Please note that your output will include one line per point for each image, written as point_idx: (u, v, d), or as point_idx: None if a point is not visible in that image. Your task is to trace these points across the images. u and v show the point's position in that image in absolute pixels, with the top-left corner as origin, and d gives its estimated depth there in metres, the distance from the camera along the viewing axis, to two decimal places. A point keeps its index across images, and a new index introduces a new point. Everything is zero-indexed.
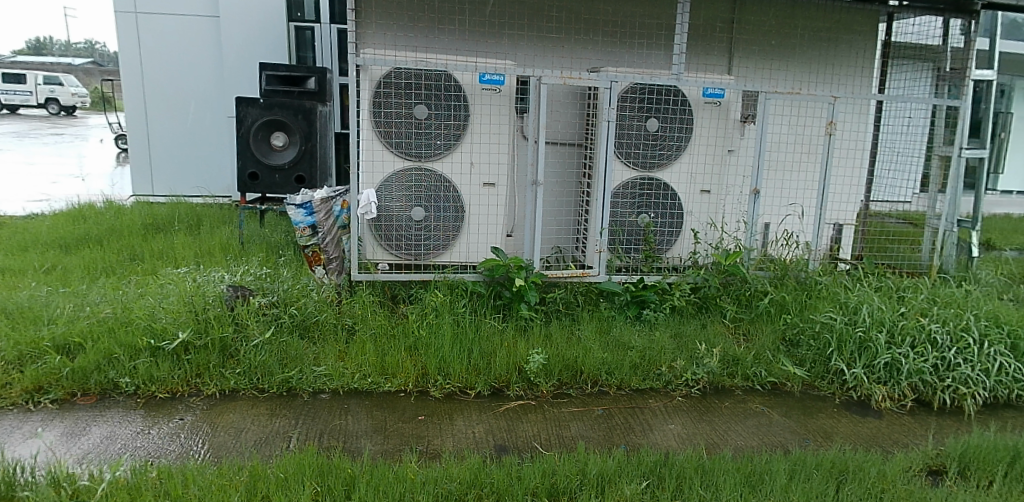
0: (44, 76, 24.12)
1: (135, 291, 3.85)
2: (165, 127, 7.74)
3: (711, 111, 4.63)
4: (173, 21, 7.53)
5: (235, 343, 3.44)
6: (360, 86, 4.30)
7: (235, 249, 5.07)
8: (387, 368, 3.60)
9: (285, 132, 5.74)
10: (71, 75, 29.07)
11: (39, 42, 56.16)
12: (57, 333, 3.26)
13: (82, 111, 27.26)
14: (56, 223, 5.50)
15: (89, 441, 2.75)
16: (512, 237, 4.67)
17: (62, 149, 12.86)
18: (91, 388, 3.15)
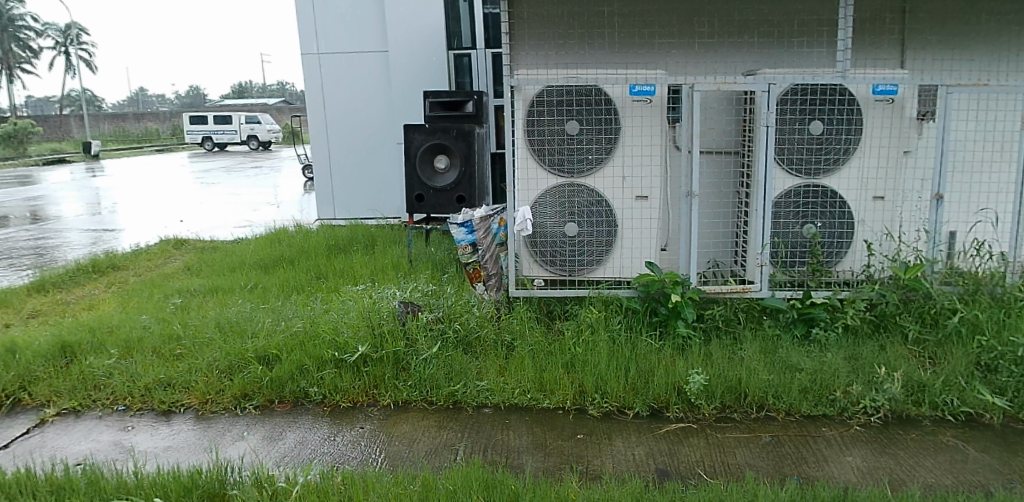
0: (247, 116, 27.33)
1: (321, 307, 4.23)
2: (340, 153, 8.44)
3: (882, 110, 4.22)
4: (344, 54, 8.22)
5: (407, 356, 3.66)
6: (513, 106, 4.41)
7: (404, 267, 5.41)
8: (545, 385, 3.65)
9: (446, 155, 6.07)
10: (269, 114, 32.71)
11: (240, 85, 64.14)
12: (259, 345, 3.61)
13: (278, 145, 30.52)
14: (258, 246, 6.18)
15: (285, 445, 2.94)
16: (667, 251, 4.57)
17: (263, 180, 14.48)
18: (287, 396, 3.41)
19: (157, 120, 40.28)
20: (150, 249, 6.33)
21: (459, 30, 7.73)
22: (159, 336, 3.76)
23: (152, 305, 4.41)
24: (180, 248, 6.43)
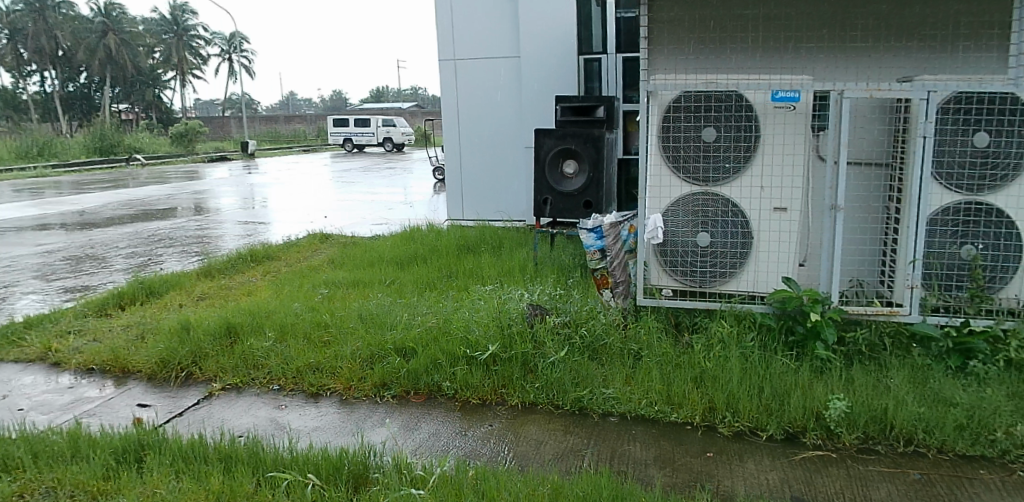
0: (383, 119, 28.79)
1: (453, 305, 4.38)
2: (471, 156, 8.69)
3: None
4: (478, 60, 8.46)
5: (534, 358, 3.67)
6: (649, 112, 4.32)
7: (531, 270, 5.47)
8: (673, 398, 3.54)
9: (575, 160, 6.05)
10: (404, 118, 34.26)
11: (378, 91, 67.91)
12: (397, 338, 3.78)
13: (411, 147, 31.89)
14: (394, 243, 6.49)
15: (421, 435, 3.06)
16: (805, 267, 4.27)
17: (398, 181, 15.18)
18: (421, 388, 3.53)
19: (305, 122, 43.41)
20: (298, 242, 6.81)
21: (590, 35, 7.65)
22: (307, 323, 4.04)
23: (301, 294, 4.76)
24: (324, 242, 6.88)
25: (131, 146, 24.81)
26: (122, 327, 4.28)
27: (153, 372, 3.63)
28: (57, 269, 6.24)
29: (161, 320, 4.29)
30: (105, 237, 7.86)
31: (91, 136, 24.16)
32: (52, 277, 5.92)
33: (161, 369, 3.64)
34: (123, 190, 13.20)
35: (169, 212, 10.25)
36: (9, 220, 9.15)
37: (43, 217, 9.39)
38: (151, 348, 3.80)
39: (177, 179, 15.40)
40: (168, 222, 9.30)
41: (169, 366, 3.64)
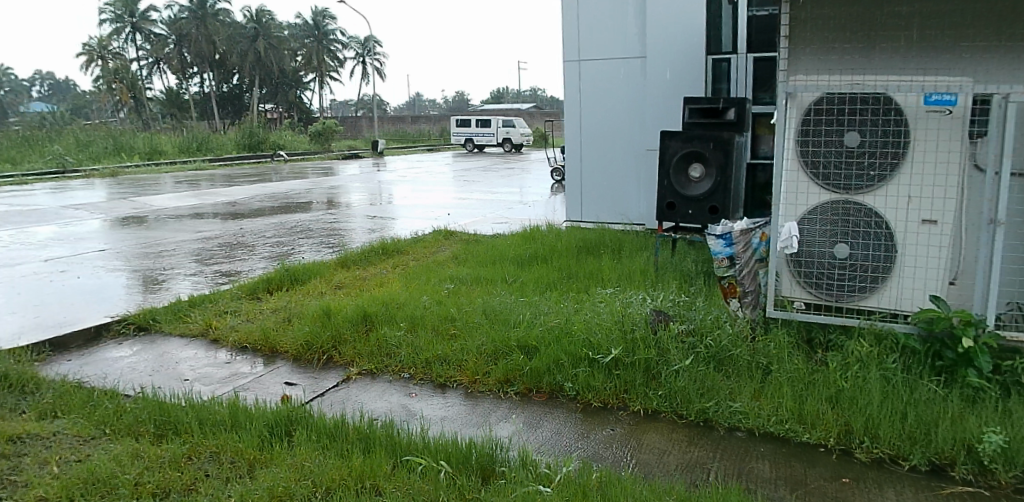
0: (503, 119, 29.38)
1: (574, 306, 4.38)
2: (592, 158, 8.65)
3: None
4: (603, 61, 8.42)
5: (658, 365, 3.59)
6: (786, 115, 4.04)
7: (653, 275, 5.36)
8: (806, 418, 3.32)
9: (702, 163, 5.88)
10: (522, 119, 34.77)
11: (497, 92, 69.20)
12: (521, 336, 3.85)
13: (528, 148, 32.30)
14: (515, 242, 6.58)
15: (545, 433, 3.09)
16: (955, 285, 3.84)
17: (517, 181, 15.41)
18: (543, 387, 3.55)
19: (428, 122, 45.10)
20: (425, 238, 7.07)
21: (720, 34, 7.38)
22: (436, 316, 4.20)
23: (428, 287, 4.95)
24: (449, 239, 7.11)
25: (275, 143, 26.81)
26: (271, 310, 4.65)
27: (298, 353, 3.91)
28: (213, 254, 6.84)
29: (304, 306, 4.61)
30: (253, 227, 8.53)
31: (241, 133, 26.35)
32: (210, 262, 6.50)
33: (305, 351, 3.91)
34: (268, 183, 14.29)
35: (307, 205, 10.97)
36: (174, 208, 10.16)
37: (202, 207, 10.35)
38: (296, 331, 4.10)
39: (314, 175, 16.48)
40: (307, 214, 9.96)
41: (312, 349, 3.91)
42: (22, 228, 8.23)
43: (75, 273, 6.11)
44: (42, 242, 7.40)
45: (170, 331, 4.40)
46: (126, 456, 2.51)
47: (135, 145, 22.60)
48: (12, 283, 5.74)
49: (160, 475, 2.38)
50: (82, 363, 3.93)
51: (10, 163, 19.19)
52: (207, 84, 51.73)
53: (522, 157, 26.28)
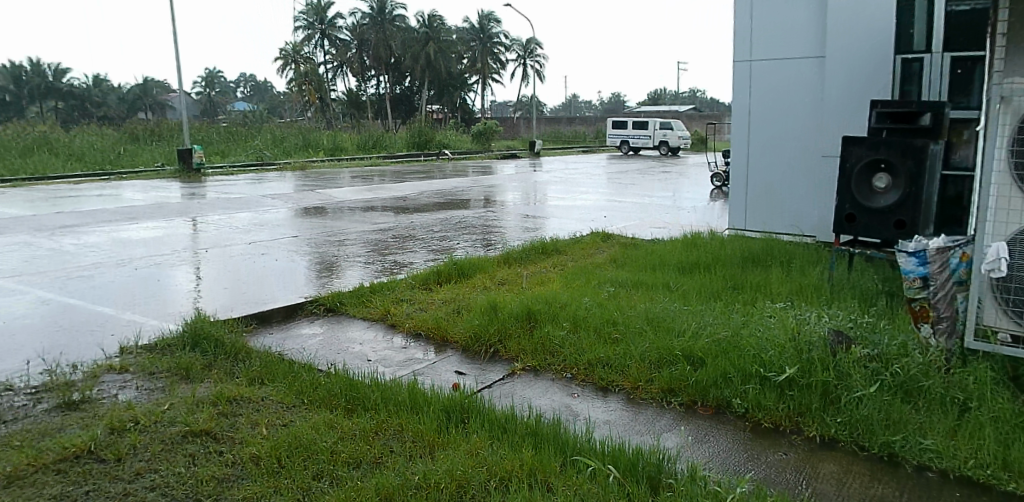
0: (661, 122, 28.88)
1: (742, 318, 4.21)
2: (760, 164, 8.23)
3: None
4: (777, 61, 7.98)
5: (837, 390, 3.31)
6: (994, 122, 3.41)
7: (828, 292, 4.99)
8: (1012, 465, 2.78)
9: (889, 173, 5.37)
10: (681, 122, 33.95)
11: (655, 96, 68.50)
12: (686, 346, 3.77)
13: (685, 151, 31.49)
14: (676, 248, 6.47)
15: (711, 450, 2.98)
16: None
17: (674, 185, 15.05)
18: (710, 401, 3.41)
19: (584, 124, 45.29)
20: (583, 239, 7.13)
21: (912, 31, 6.73)
22: (598, 318, 4.26)
23: (590, 289, 5.03)
24: (606, 241, 7.12)
25: (441, 142, 28.22)
26: (443, 300, 4.97)
27: (467, 344, 4.16)
28: (387, 245, 7.34)
29: (473, 299, 4.88)
30: (421, 220, 9.06)
31: (410, 132, 28.04)
32: (384, 252, 6.99)
33: (474, 343, 4.15)
34: (435, 180, 15.08)
35: (471, 202, 11.45)
36: (354, 200, 11.05)
37: (377, 200, 11.16)
38: (466, 323, 4.36)
39: (477, 173, 17.16)
40: (471, 211, 10.40)
41: (480, 342, 4.13)
42: (232, 213, 9.37)
43: (273, 255, 6.86)
44: (247, 226, 8.37)
45: (353, 314, 4.83)
46: (323, 425, 2.99)
47: (320, 141, 24.81)
48: (224, 261, 6.56)
49: (351, 446, 2.79)
50: (282, 336, 4.45)
51: (220, 155, 21.84)
52: (380, 86, 55.53)
53: (679, 161, 25.63)
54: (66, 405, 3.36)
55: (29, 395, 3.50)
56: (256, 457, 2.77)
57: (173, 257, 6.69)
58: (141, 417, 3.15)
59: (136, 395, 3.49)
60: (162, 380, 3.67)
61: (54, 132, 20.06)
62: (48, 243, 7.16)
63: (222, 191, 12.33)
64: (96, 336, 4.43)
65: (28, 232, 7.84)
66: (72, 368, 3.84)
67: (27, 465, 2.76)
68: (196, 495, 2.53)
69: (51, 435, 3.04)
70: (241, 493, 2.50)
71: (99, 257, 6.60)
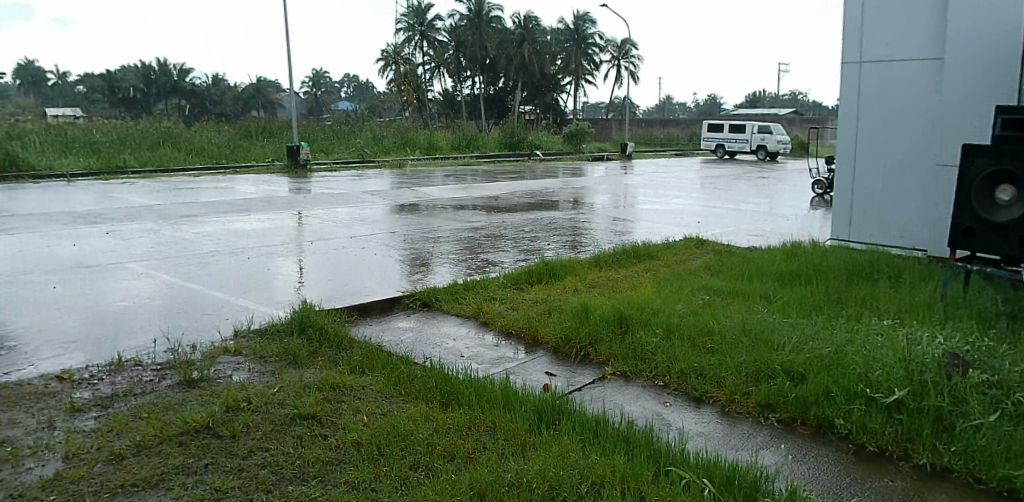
0: (759, 125, 27.93)
1: (846, 334, 4.02)
2: (868, 172, 7.80)
3: None
4: (889, 63, 7.55)
5: (951, 417, 3.07)
6: None
7: (942, 310, 4.68)
8: None
9: (1014, 185, 4.93)
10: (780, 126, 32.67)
11: (753, 98, 66.24)
12: (787, 360, 3.64)
13: (784, 156, 30.27)
14: (775, 257, 6.26)
15: (811, 471, 2.86)
16: None
17: (772, 191, 14.51)
18: (810, 420, 3.26)
19: (677, 126, 44.43)
20: (675, 245, 7.00)
21: None
22: (693, 327, 4.19)
23: (683, 296, 4.95)
24: (700, 247, 6.96)
25: (532, 143, 28.42)
26: (534, 301, 5.03)
27: (557, 345, 4.19)
28: (479, 243, 7.48)
29: (565, 300, 4.92)
30: (513, 220, 9.17)
31: (503, 132, 28.43)
32: (476, 250, 7.12)
33: (565, 345, 4.18)
34: (526, 181, 15.21)
35: (561, 204, 11.48)
36: (447, 198, 11.31)
37: (469, 199, 11.38)
38: (557, 325, 4.40)
39: (567, 175, 17.17)
40: (561, 212, 10.43)
41: (571, 343, 4.16)
42: (334, 208, 9.81)
43: (371, 249, 7.14)
44: (348, 221, 8.75)
45: (447, 310, 4.98)
46: (419, 417, 3.11)
47: (416, 140, 25.53)
48: (326, 254, 6.89)
49: (446, 440, 2.88)
50: (380, 329, 4.68)
51: (324, 152, 22.92)
52: (474, 86, 56.50)
53: (777, 166, 24.67)
54: (186, 382, 3.66)
55: (156, 371, 3.83)
56: (357, 443, 2.92)
57: (280, 247, 7.09)
58: (253, 397, 3.41)
59: (249, 376, 3.76)
60: (272, 364, 3.94)
61: (177, 127, 21.64)
62: (171, 231, 7.75)
63: (324, 187, 12.93)
64: (213, 319, 4.77)
65: (154, 220, 8.51)
66: (192, 348, 4.16)
67: (153, 436, 3.04)
68: (303, 475, 2.71)
69: (174, 409, 3.32)
70: (343, 477, 2.66)
71: (215, 245, 7.08)
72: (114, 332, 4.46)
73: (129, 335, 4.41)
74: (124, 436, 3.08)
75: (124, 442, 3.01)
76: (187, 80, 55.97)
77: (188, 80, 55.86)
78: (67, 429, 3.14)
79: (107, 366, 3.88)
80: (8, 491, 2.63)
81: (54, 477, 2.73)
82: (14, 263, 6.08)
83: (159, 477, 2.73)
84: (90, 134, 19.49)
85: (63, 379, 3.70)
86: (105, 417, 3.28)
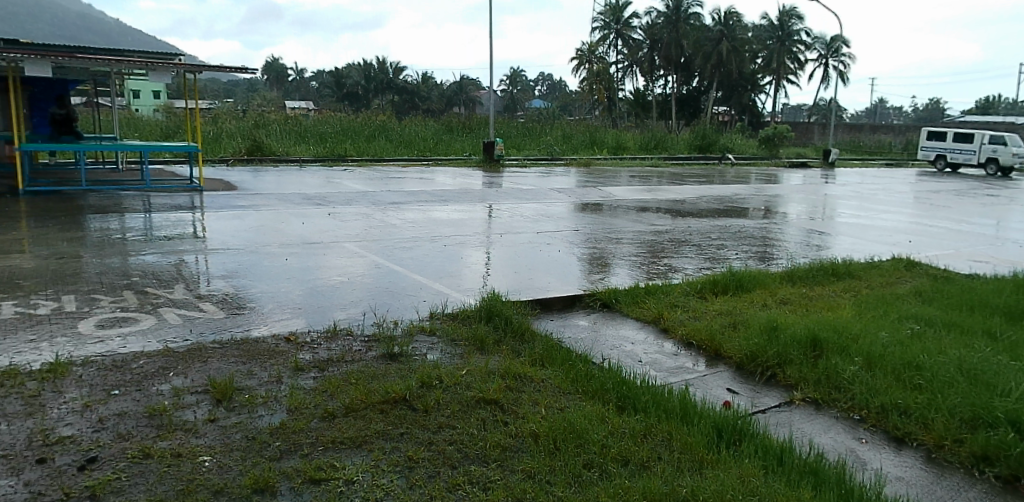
0: (993, 135, 24.41)
1: None
2: None
3: None
4: None
5: None
6: None
7: None
8: None
9: None
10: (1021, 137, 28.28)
11: (988, 103, 57.90)
12: (1012, 409, 3.18)
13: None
14: (1007, 288, 5.47)
15: None
16: None
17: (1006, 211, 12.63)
18: None
19: (890, 133, 40.18)
20: (882, 265, 6.39)
21: None
22: (897, 359, 3.83)
23: (888, 323, 4.51)
24: (911, 270, 6.29)
25: (724, 146, 27.27)
26: (718, 312, 4.87)
27: (741, 362, 4.03)
28: (662, 247, 7.37)
29: (751, 315, 4.71)
30: (699, 226, 8.92)
31: (694, 135, 27.63)
32: (659, 254, 7.03)
33: (749, 362, 4.01)
34: (715, 185, 14.65)
35: (752, 212, 10.93)
36: (632, 199, 11.25)
37: (655, 201, 11.22)
38: (742, 340, 4.23)
39: (760, 181, 16.27)
40: (751, 221, 9.93)
41: (756, 361, 3.98)
42: (522, 203, 10.19)
43: (556, 246, 7.33)
44: (534, 216, 9.05)
45: (628, 313, 4.99)
46: (595, 417, 3.17)
47: (605, 139, 25.61)
48: (513, 247, 7.19)
49: (621, 444, 2.91)
50: (560, 325, 4.83)
51: (516, 149, 23.85)
52: (666, 85, 55.35)
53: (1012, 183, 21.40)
54: (389, 355, 4.05)
55: (364, 342, 4.28)
56: (535, 434, 3.05)
57: (472, 238, 7.52)
58: (444, 377, 3.69)
59: (441, 356, 4.07)
60: (462, 347, 4.23)
61: (388, 120, 23.67)
62: (379, 216, 8.54)
63: (513, 182, 13.46)
64: (412, 300, 5.20)
65: (366, 204, 9.44)
66: (395, 324, 4.59)
67: (360, 401, 3.41)
68: (485, 457, 2.88)
69: (377, 378, 3.70)
70: (520, 465, 2.80)
71: (416, 231, 7.70)
72: (331, 303, 5.04)
73: (343, 307, 4.96)
74: (336, 397, 3.48)
75: (335, 403, 3.41)
76: (398, 77, 60.86)
77: (399, 76, 60.75)
78: (291, 385, 3.61)
79: (325, 332, 4.42)
80: (245, 433, 3.10)
81: (280, 425, 3.16)
82: (256, 235, 7.07)
83: (363, 439, 3.06)
84: (319, 124, 21.96)
85: (291, 340, 4.26)
86: (321, 378, 3.73)
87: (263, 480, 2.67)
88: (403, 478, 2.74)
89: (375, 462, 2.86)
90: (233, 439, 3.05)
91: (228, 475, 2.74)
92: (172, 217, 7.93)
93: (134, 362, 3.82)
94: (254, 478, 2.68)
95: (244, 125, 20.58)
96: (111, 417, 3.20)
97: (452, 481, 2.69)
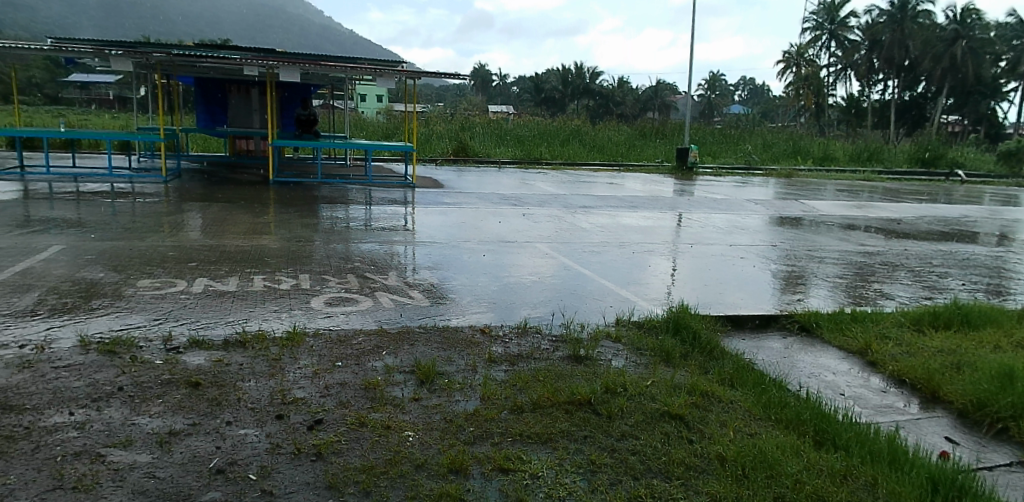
0: None
1: None
2: None
3: None
4: None
5: None
6: None
7: None
8: None
9: None
10: None
11: None
12: None
13: None
14: None
15: None
16: None
17: None
18: None
19: None
20: None
21: None
22: None
23: None
24: None
25: (953, 161, 24.11)
26: (939, 350, 4.37)
27: (966, 409, 3.60)
28: (872, 271, 6.75)
29: (981, 357, 4.17)
30: (917, 250, 8.03)
31: (917, 147, 24.80)
32: (867, 278, 6.45)
33: (975, 410, 3.57)
34: (940, 204, 13.04)
35: (985, 237, 9.59)
36: (840, 216, 10.41)
37: (864, 219, 10.28)
38: (968, 384, 3.76)
39: (996, 203, 14.20)
40: (983, 247, 8.73)
41: (984, 410, 3.53)
42: (714, 213, 9.87)
43: (750, 260, 7.02)
44: (729, 228, 8.72)
45: (829, 340, 4.65)
46: (789, 449, 3.02)
47: (810, 149, 23.83)
48: (704, 258, 7.01)
49: (818, 482, 2.75)
50: (752, 345, 4.63)
51: (711, 156, 23.03)
52: (885, 90, 50.20)
53: None
54: (576, 357, 4.17)
55: (552, 341, 4.44)
56: (723, 458, 2.97)
57: (661, 246, 7.44)
58: (629, 385, 3.72)
59: (627, 364, 4.11)
60: (648, 357, 4.23)
61: (582, 124, 24.01)
62: (570, 219, 8.74)
63: (706, 190, 13.04)
64: (600, 304, 5.30)
65: (558, 207, 9.69)
66: (582, 327, 4.70)
67: (547, 398, 3.55)
68: (668, 473, 2.88)
69: (564, 378, 3.82)
70: (706, 487, 2.76)
71: (605, 236, 7.77)
72: (522, 301, 5.28)
73: (533, 305, 5.18)
74: (524, 392, 3.66)
75: (524, 397, 3.59)
76: (594, 81, 61.49)
77: (595, 80, 61.44)
78: (485, 375, 3.86)
79: (517, 328, 4.65)
80: (444, 415, 3.37)
81: (474, 412, 3.40)
82: (457, 231, 7.59)
83: (548, 436, 3.19)
84: (516, 127, 22.88)
85: (486, 333, 4.54)
86: (511, 372, 3.93)
87: (458, 462, 2.89)
88: (585, 481, 2.83)
89: (560, 461, 2.97)
90: (433, 419, 3.33)
91: (429, 452, 3.00)
92: (387, 210, 8.76)
93: (355, 339, 4.31)
94: (451, 459, 2.91)
95: (450, 126, 22.05)
96: (335, 385, 3.65)
97: (634, 492, 2.73)
